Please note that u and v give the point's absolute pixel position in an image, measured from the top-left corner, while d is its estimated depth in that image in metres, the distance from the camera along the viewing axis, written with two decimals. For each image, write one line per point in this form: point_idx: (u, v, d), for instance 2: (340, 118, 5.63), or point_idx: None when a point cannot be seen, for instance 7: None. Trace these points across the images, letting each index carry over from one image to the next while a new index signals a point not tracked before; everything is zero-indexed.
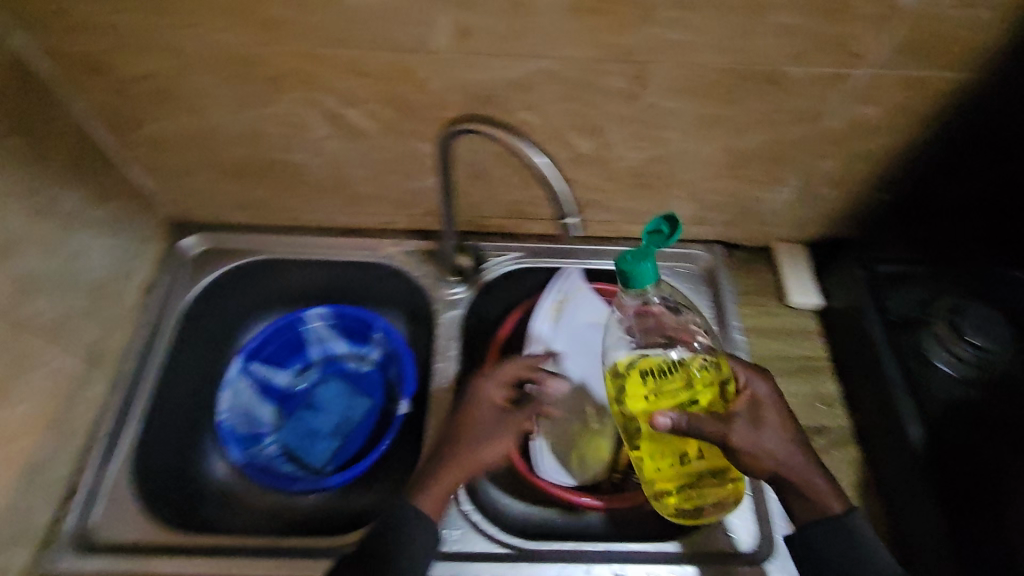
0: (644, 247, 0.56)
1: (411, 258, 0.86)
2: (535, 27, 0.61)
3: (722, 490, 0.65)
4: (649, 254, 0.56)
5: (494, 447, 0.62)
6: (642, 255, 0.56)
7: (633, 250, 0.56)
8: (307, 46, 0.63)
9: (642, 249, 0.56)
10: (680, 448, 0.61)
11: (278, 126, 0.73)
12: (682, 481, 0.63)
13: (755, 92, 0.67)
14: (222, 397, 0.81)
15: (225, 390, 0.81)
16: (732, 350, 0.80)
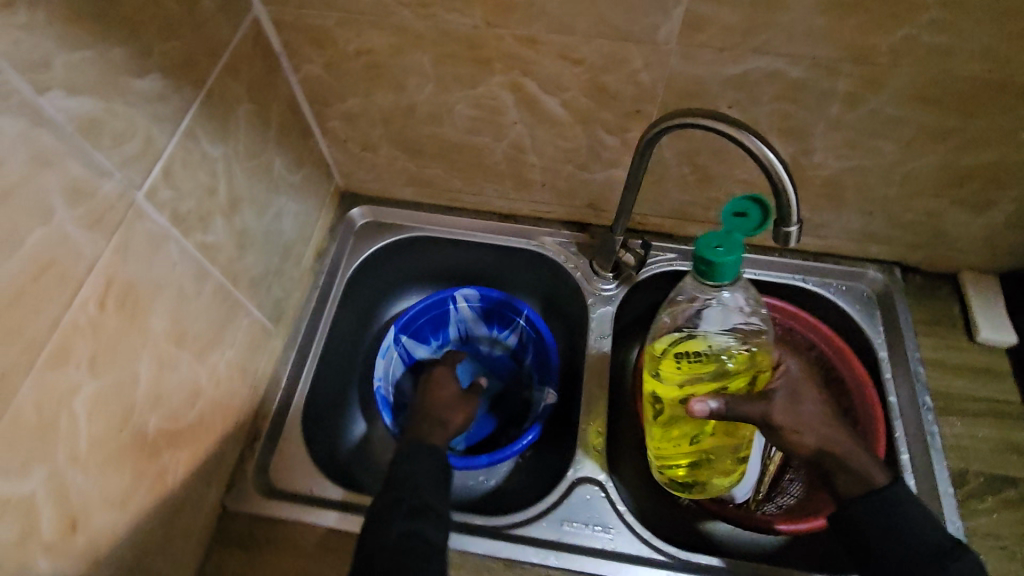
0: (731, 237, 0.50)
1: (566, 248, 0.81)
2: (801, 16, 0.49)
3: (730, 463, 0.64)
4: (737, 245, 0.50)
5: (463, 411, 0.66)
6: (731, 247, 0.49)
7: (721, 241, 0.50)
8: (532, 27, 0.55)
9: (729, 239, 0.50)
10: (699, 434, 0.60)
11: (473, 108, 0.65)
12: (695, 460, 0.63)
13: (1005, 108, 0.54)
14: (380, 363, 0.78)
15: (382, 356, 0.79)
16: (915, 384, 0.71)
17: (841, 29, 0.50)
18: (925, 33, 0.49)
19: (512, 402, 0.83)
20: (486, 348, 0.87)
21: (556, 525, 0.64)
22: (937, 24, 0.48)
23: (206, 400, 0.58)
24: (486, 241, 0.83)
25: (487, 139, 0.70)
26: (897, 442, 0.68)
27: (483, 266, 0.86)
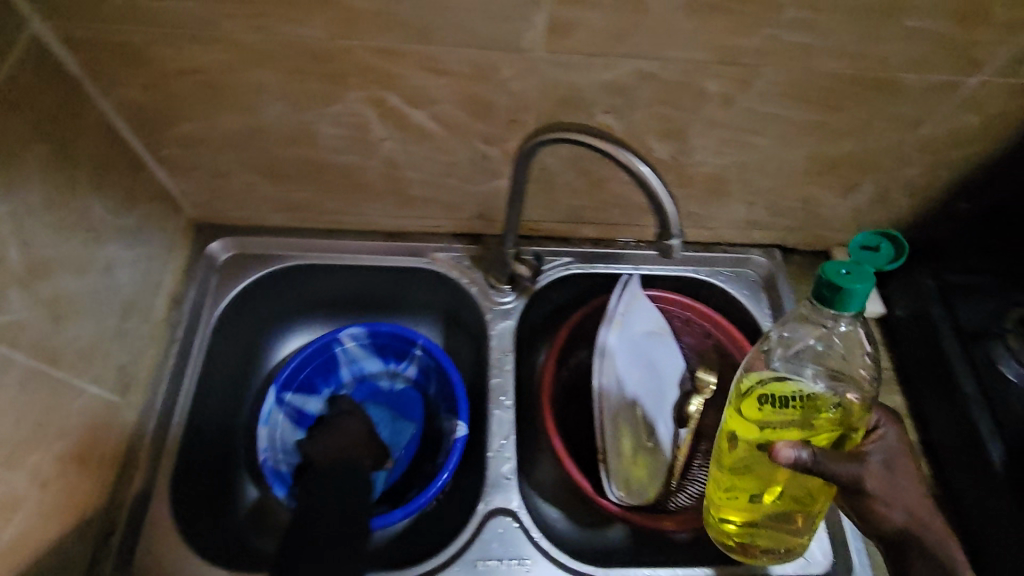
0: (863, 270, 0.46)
1: (459, 263, 0.76)
2: (668, 17, 0.47)
3: (793, 540, 0.58)
4: (866, 278, 0.45)
5: None
6: (859, 275, 0.45)
7: (849, 268, 0.46)
8: (385, 36, 0.48)
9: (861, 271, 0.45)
10: (761, 494, 0.54)
11: (331, 126, 0.58)
12: (753, 522, 0.57)
13: (863, 101, 0.56)
14: (261, 433, 0.71)
15: (263, 426, 0.72)
16: None
17: (709, 30, 0.48)
18: (789, 32, 0.48)
19: (425, 437, 0.78)
20: (387, 383, 0.81)
21: (470, 567, 0.60)
22: (798, 24, 0.48)
23: (32, 507, 0.48)
24: (372, 265, 0.76)
25: (356, 158, 0.62)
26: None
27: (372, 291, 0.79)
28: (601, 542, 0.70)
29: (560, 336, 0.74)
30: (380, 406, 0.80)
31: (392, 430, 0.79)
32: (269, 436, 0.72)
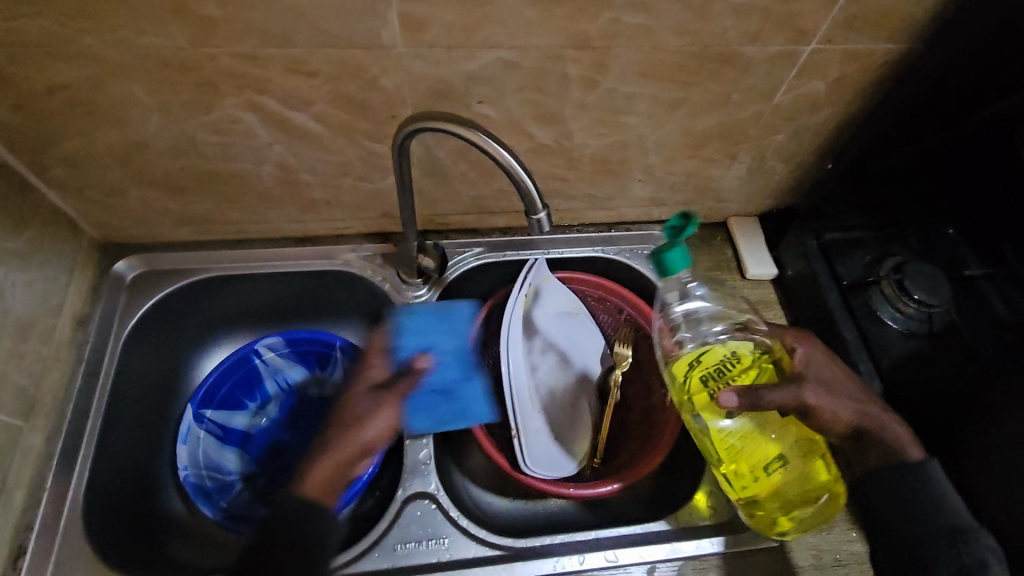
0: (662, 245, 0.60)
1: (371, 262, 0.78)
2: (512, 7, 0.50)
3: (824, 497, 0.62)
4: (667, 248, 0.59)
5: (381, 421, 0.60)
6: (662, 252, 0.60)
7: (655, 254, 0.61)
8: (246, 41, 0.50)
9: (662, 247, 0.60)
10: (770, 462, 0.59)
11: (214, 134, 0.59)
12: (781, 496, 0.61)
13: (714, 75, 0.60)
14: (179, 451, 0.72)
15: (181, 443, 0.72)
16: None
17: (553, 17, 0.51)
18: (626, 14, 0.52)
19: None
20: (316, 390, 0.82)
21: (390, 551, 0.62)
22: (633, 7, 0.52)
23: None
24: (285, 271, 0.77)
25: (248, 165, 0.64)
26: None
27: (291, 297, 0.80)
28: (529, 516, 0.73)
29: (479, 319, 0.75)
30: (311, 413, 0.82)
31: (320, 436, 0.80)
32: (189, 453, 0.73)
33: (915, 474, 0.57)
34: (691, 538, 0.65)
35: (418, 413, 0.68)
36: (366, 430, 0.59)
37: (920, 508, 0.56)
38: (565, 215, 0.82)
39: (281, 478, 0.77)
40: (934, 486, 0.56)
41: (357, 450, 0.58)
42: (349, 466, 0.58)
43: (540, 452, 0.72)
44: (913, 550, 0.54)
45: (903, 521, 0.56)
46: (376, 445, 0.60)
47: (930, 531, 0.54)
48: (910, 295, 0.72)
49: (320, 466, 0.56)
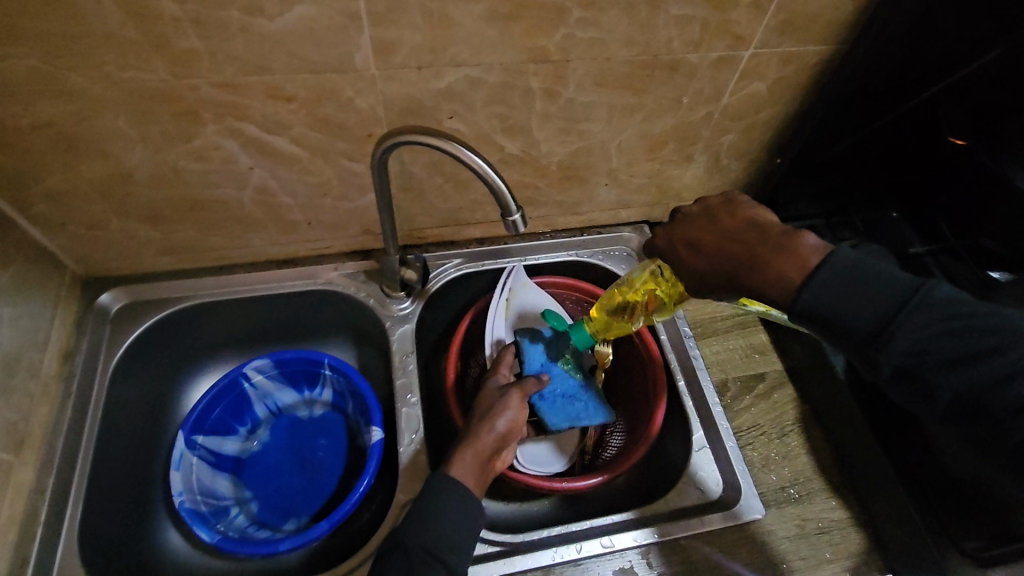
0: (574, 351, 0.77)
1: (354, 279, 0.80)
2: (475, 28, 0.55)
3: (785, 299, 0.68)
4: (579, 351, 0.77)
5: (509, 414, 0.64)
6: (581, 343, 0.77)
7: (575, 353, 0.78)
8: (225, 71, 0.53)
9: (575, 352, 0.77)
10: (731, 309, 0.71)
11: (196, 162, 0.62)
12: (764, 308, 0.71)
13: (664, 80, 0.65)
14: (174, 478, 0.72)
15: (176, 470, 0.73)
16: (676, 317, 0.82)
17: (513, 34, 0.56)
18: (580, 30, 0.57)
19: (350, 452, 0.82)
20: (305, 412, 0.85)
21: None
22: (585, 23, 0.57)
23: None
24: (270, 293, 0.79)
25: (229, 191, 0.66)
26: (675, 370, 0.78)
27: (278, 318, 0.83)
28: (524, 516, 0.75)
29: (463, 325, 0.79)
30: (301, 434, 0.83)
31: (312, 453, 0.82)
32: (183, 479, 0.73)
33: (834, 271, 0.44)
34: (682, 519, 0.68)
35: (554, 411, 0.73)
36: (500, 420, 0.63)
37: (854, 310, 0.43)
38: (537, 222, 0.86)
39: (275, 501, 0.78)
40: (855, 270, 0.43)
41: (494, 440, 0.62)
42: (488, 459, 0.61)
43: (529, 449, 0.76)
44: (906, 347, 0.41)
45: (847, 323, 0.43)
46: (509, 434, 0.63)
47: (874, 321, 0.42)
48: None
49: (463, 457, 0.59)
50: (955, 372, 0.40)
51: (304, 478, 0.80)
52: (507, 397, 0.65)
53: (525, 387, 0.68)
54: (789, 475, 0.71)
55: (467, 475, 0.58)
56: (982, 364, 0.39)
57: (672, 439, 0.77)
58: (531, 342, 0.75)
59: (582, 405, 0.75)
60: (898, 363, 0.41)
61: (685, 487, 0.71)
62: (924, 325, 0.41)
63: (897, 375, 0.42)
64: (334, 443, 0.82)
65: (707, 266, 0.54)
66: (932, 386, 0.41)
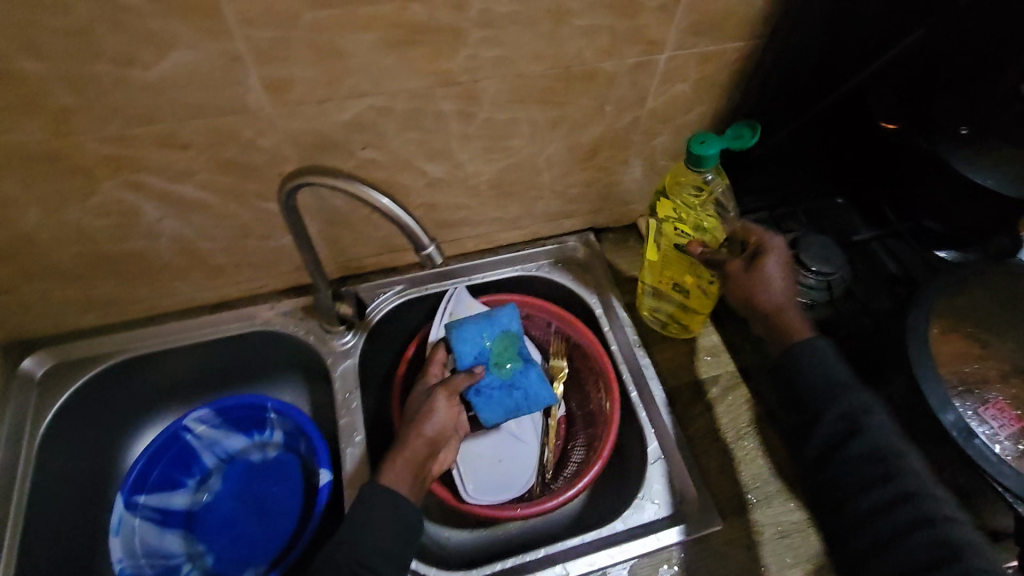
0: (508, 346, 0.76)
1: (292, 316, 0.78)
2: (370, 57, 0.52)
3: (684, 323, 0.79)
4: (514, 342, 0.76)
5: (434, 419, 0.67)
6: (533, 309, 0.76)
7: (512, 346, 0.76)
8: (110, 125, 0.50)
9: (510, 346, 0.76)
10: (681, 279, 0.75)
11: (102, 219, 0.59)
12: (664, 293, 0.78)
13: (582, 90, 0.63)
14: (113, 544, 0.72)
15: (115, 535, 0.72)
16: (621, 327, 0.81)
17: (412, 59, 0.53)
18: (483, 49, 0.55)
19: (306, 492, 0.79)
20: (258, 455, 0.81)
21: None
22: (487, 41, 0.54)
23: None
24: (205, 339, 0.76)
25: (142, 243, 0.64)
26: (627, 381, 0.78)
27: (220, 364, 0.80)
28: (486, 542, 0.76)
29: (410, 350, 0.78)
30: (255, 479, 0.80)
31: (268, 497, 0.79)
32: (124, 543, 0.73)
33: (820, 350, 0.58)
34: (639, 536, 0.67)
35: (489, 407, 0.73)
36: (429, 425, 0.66)
37: (821, 371, 0.56)
38: (479, 240, 0.83)
39: (229, 553, 0.75)
40: (819, 357, 0.57)
41: (424, 444, 0.65)
42: (418, 463, 0.63)
43: (480, 479, 0.73)
44: (835, 417, 0.54)
45: (811, 381, 0.56)
46: (440, 436, 0.67)
47: (834, 384, 0.55)
48: (809, 268, 0.75)
49: (392, 468, 0.62)
50: (881, 436, 0.53)
51: (259, 525, 0.77)
52: (435, 400, 0.68)
53: (451, 384, 0.70)
54: (745, 480, 0.70)
55: (399, 481, 0.61)
56: (891, 445, 0.52)
57: (630, 451, 0.76)
58: (466, 334, 0.75)
59: (520, 395, 0.74)
60: (846, 407, 0.54)
61: (642, 502, 0.69)
62: (869, 405, 0.54)
63: (840, 416, 0.54)
64: (289, 486, 0.80)
65: (744, 300, 0.64)
66: (857, 434, 0.53)
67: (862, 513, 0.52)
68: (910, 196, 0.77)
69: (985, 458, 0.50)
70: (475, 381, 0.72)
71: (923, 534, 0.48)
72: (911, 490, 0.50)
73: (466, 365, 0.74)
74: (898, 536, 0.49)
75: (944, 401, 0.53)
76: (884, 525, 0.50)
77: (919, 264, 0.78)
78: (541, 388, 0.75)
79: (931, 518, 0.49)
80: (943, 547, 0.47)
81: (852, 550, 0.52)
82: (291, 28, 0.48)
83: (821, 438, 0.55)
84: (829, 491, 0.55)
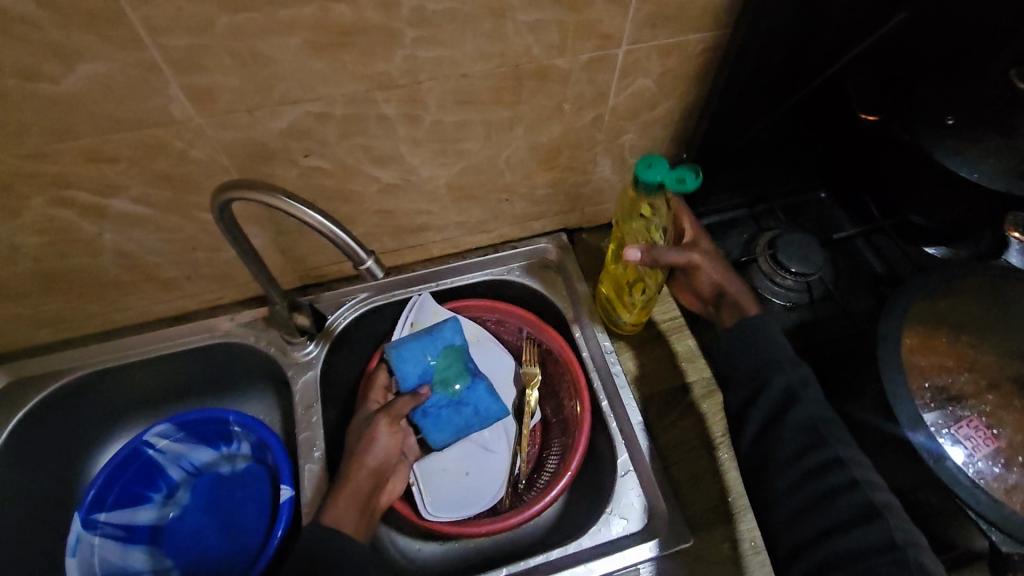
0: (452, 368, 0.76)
1: (252, 327, 0.76)
2: (297, 62, 0.49)
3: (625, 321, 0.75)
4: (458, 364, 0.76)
5: (377, 446, 0.66)
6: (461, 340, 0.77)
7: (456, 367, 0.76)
8: (27, 141, 0.49)
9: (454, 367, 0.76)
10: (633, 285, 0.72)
11: (38, 235, 0.58)
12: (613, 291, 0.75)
13: (536, 89, 0.60)
14: (70, 564, 0.70)
15: (73, 555, 0.70)
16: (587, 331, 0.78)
17: (344, 63, 0.51)
18: (420, 50, 0.52)
19: (272, 506, 0.77)
20: (226, 468, 0.80)
21: None
22: (424, 42, 0.51)
23: None
24: (163, 352, 0.74)
25: (84, 257, 0.62)
26: (598, 389, 0.75)
27: (182, 376, 0.78)
28: (457, 555, 0.74)
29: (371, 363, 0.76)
30: (222, 493, 0.79)
31: (234, 511, 0.78)
32: (82, 564, 0.71)
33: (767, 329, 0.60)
34: (605, 553, 0.64)
35: (438, 428, 0.74)
36: (371, 455, 0.65)
37: (763, 344, 0.59)
38: (446, 245, 0.81)
39: (194, 568, 0.74)
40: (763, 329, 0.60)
41: (368, 477, 0.64)
42: (364, 495, 0.63)
43: (443, 495, 0.72)
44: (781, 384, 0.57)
45: (755, 354, 0.59)
46: (384, 465, 0.66)
47: (777, 357, 0.58)
48: (786, 268, 0.72)
49: (336, 504, 0.61)
50: (815, 410, 0.56)
51: (226, 540, 0.76)
52: (376, 427, 0.67)
53: (394, 409, 0.69)
54: (719, 492, 0.67)
55: (343, 519, 0.60)
56: (825, 417, 0.55)
57: (602, 461, 0.73)
58: (408, 355, 0.75)
59: (469, 411, 0.75)
60: (787, 379, 0.57)
61: (610, 517, 0.67)
62: (805, 380, 0.57)
63: (782, 387, 0.57)
64: (256, 500, 0.78)
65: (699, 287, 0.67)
66: (796, 402, 0.56)
67: (794, 480, 0.54)
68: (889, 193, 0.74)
69: (958, 482, 0.48)
70: (421, 401, 0.72)
71: (847, 497, 0.51)
72: (840, 458, 0.53)
73: (409, 386, 0.74)
74: (824, 500, 0.52)
75: (915, 418, 0.50)
76: (812, 488, 0.52)
77: (902, 264, 0.75)
78: (489, 403, 0.75)
79: (856, 483, 0.52)
80: (864, 509, 0.50)
81: (782, 515, 0.54)
82: (206, 35, 0.45)
83: (761, 410, 0.57)
84: (764, 461, 0.56)
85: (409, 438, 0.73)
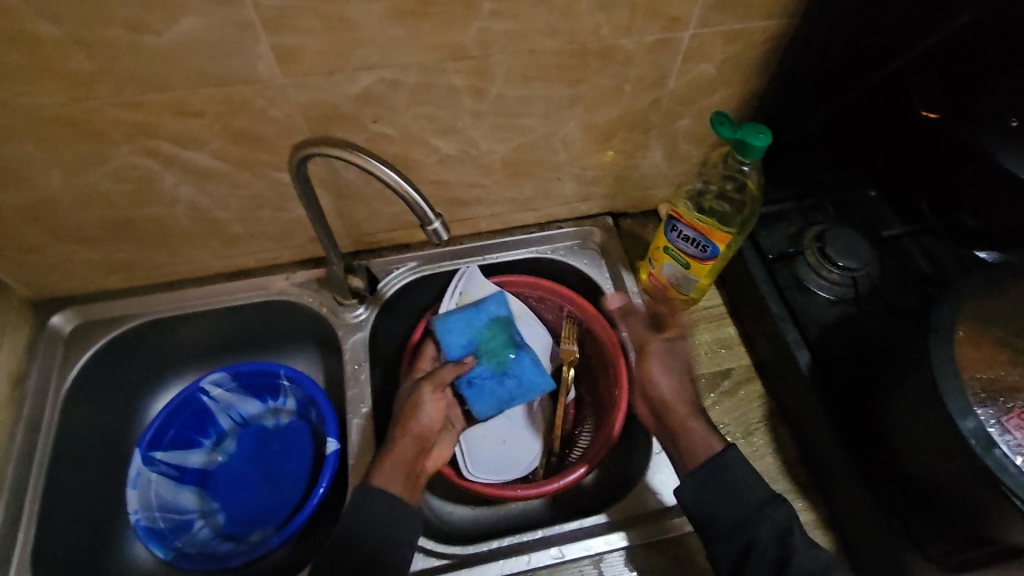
0: (493, 349, 0.77)
1: (306, 287, 0.79)
2: (378, 28, 0.52)
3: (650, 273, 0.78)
4: (497, 348, 0.77)
5: (425, 412, 0.69)
6: (497, 330, 0.77)
7: (497, 354, 0.76)
8: (122, 90, 0.52)
9: (494, 349, 0.76)
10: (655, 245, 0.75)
11: (120, 183, 0.61)
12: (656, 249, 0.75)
13: (597, 68, 0.61)
14: (131, 496, 0.74)
15: (134, 488, 0.74)
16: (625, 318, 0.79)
17: (422, 32, 0.53)
18: (494, 22, 0.54)
19: (314, 459, 0.81)
20: (272, 421, 0.84)
21: None
22: (499, 15, 0.53)
23: None
24: (220, 306, 0.79)
25: (159, 208, 0.66)
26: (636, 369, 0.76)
27: (236, 330, 0.82)
28: (490, 520, 0.76)
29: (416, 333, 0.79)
30: (266, 444, 0.83)
31: (277, 461, 0.81)
32: (140, 497, 0.74)
33: None
34: (636, 525, 0.66)
35: (481, 399, 0.74)
36: (416, 421, 0.68)
37: None
38: (493, 221, 0.83)
39: (239, 513, 0.78)
40: None
41: (412, 443, 0.66)
42: (409, 464, 0.65)
43: (481, 459, 0.75)
44: None
45: None
46: (428, 432, 0.68)
47: None
48: (835, 263, 0.72)
49: (385, 471, 0.63)
50: None
51: (270, 487, 0.80)
52: (421, 393, 0.70)
53: (438, 376, 0.72)
54: None
55: (390, 482, 0.62)
56: None
57: (637, 440, 0.75)
58: (450, 328, 0.76)
59: (514, 383, 0.75)
60: None
61: (644, 491, 0.69)
62: None
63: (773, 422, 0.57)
64: (299, 452, 0.82)
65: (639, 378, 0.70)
66: None
67: None
68: (948, 193, 0.73)
69: (1004, 469, 0.48)
70: (463, 372, 0.74)
71: None
72: None
73: (451, 356, 0.75)
74: None
75: (965, 407, 0.51)
76: None
77: (949, 263, 0.76)
78: (532, 378, 0.76)
79: None
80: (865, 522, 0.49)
81: None
82: None
83: None
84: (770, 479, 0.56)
85: (452, 409, 0.75)
